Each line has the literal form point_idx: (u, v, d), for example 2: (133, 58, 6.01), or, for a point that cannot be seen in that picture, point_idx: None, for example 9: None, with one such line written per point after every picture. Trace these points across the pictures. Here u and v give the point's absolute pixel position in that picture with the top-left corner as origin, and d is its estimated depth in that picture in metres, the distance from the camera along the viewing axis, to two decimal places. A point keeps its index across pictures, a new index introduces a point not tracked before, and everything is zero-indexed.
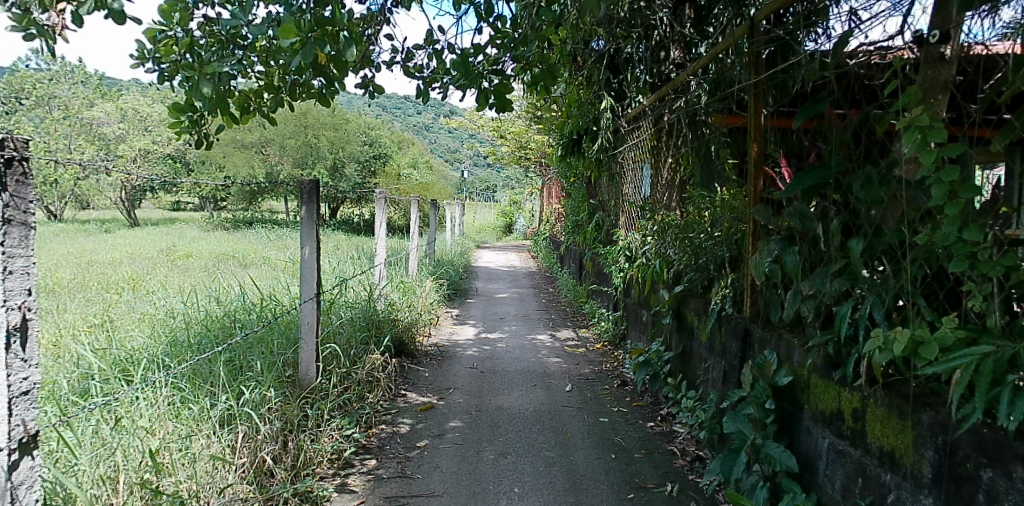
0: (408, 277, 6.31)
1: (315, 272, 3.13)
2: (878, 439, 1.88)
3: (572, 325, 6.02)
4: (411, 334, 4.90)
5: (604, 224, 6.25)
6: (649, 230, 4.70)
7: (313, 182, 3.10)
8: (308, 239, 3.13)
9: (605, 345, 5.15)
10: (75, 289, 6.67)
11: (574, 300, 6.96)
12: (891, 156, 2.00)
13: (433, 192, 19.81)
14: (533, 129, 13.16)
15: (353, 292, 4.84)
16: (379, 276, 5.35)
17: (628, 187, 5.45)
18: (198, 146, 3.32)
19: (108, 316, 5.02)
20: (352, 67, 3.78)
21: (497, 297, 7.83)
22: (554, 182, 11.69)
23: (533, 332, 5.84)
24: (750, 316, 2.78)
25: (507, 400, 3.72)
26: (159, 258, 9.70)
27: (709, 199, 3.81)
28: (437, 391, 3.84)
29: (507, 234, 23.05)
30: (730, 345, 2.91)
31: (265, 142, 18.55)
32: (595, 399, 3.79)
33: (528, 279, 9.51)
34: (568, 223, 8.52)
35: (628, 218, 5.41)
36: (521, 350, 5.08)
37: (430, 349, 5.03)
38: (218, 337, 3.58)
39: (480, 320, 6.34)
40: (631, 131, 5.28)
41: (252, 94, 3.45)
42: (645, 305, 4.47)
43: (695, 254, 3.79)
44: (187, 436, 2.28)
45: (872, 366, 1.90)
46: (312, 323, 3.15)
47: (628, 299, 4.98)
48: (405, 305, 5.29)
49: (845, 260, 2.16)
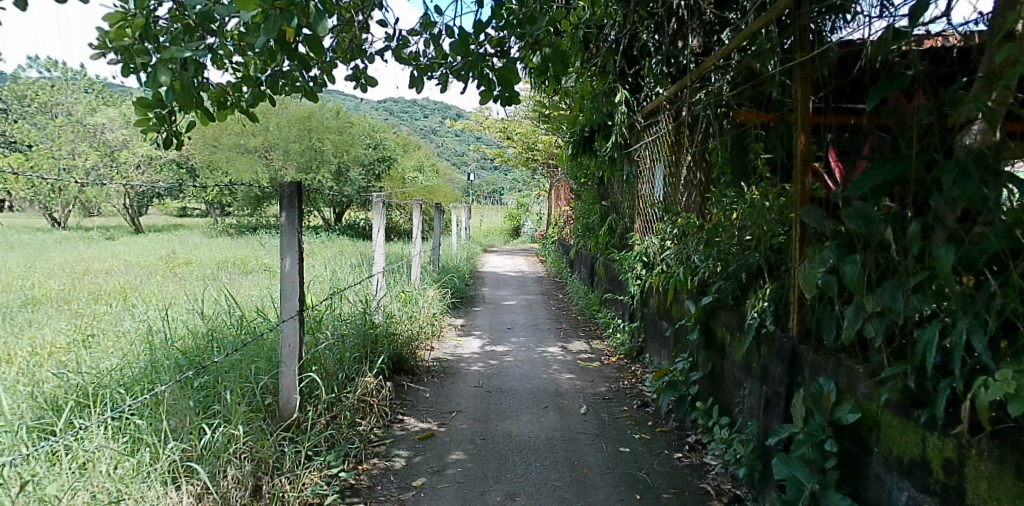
0: (411, 286, 5.95)
1: (300, 286, 2.77)
2: (984, 502, 1.49)
3: (584, 336, 5.63)
4: (412, 349, 4.53)
5: (618, 228, 5.86)
6: (669, 234, 4.32)
7: (296, 185, 2.75)
8: (288, 250, 2.75)
9: (621, 358, 4.77)
10: (64, 301, 6.35)
11: (586, 308, 6.57)
12: (991, 142, 1.61)
13: (439, 196, 19.46)
14: (541, 129, 12.80)
15: (347, 304, 4.48)
16: (377, 285, 4.98)
17: (645, 188, 5.06)
18: (167, 146, 2.94)
19: (88, 332, 4.66)
20: (341, 57, 3.41)
21: (505, 305, 7.45)
22: (564, 184, 11.29)
23: (544, 344, 5.46)
24: (797, 336, 2.40)
25: (516, 426, 3.34)
26: (155, 266, 9.37)
27: (740, 199, 3.42)
28: (438, 416, 3.47)
29: (515, 238, 22.67)
30: (774, 368, 2.53)
31: (269, 147, 18.28)
32: (613, 424, 3.40)
33: (536, 285, 9.12)
34: (578, 227, 8.13)
35: (645, 221, 5.03)
36: (531, 365, 4.70)
37: (432, 364, 4.66)
38: (194, 359, 3.22)
39: (487, 331, 5.95)
40: (648, 128, 4.89)
41: (230, 88, 3.07)
42: (666, 316, 4.08)
43: (724, 262, 3.40)
44: (118, 500, 1.96)
45: (977, 409, 1.51)
46: (295, 343, 2.78)
47: (646, 309, 4.59)
48: (405, 317, 4.92)
49: (927, 273, 1.78)
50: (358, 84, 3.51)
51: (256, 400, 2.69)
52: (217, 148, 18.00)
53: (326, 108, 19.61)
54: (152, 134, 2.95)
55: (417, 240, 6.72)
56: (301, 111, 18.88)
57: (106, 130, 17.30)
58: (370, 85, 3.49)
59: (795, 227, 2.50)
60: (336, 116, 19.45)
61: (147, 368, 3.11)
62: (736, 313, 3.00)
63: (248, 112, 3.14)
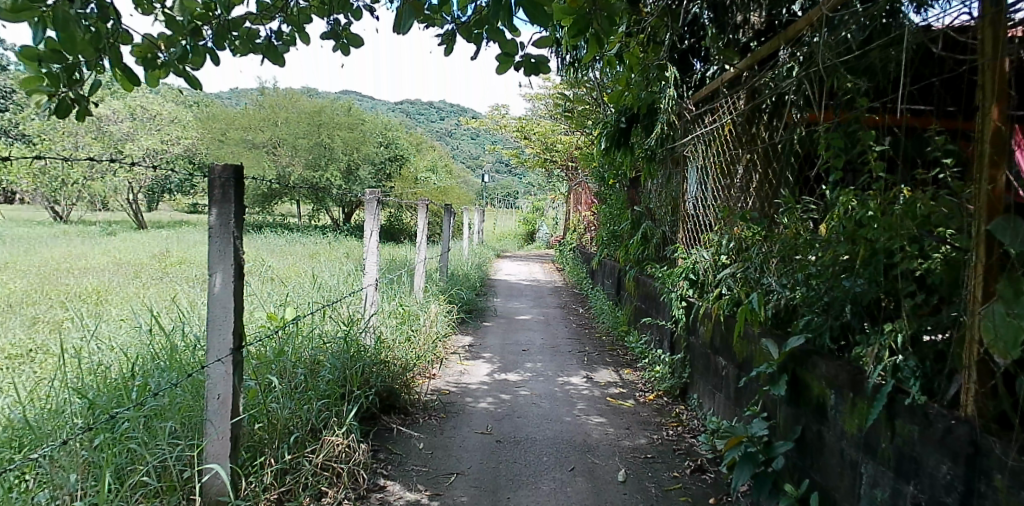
0: (412, 300, 5.12)
1: (238, 308, 1.97)
2: None
3: (611, 363, 4.80)
4: (406, 381, 3.71)
5: (654, 237, 5.00)
6: (726, 248, 3.48)
7: (234, 169, 1.93)
8: (220, 262, 1.93)
9: (660, 397, 3.92)
10: (20, 305, 5.56)
11: (611, 328, 5.73)
12: None
13: (451, 197, 18.68)
14: (561, 128, 11.99)
15: (326, 328, 3.66)
16: (370, 300, 4.11)
17: (690, 190, 4.20)
18: (67, 113, 2.18)
19: (17, 349, 3.85)
20: (316, 8, 2.63)
21: (519, 320, 6.63)
22: (585, 186, 10.48)
23: (565, 371, 4.64)
24: (979, 418, 1.58)
25: (533, 501, 2.52)
26: (143, 263, 8.60)
27: (844, 204, 2.55)
28: (431, 481, 2.65)
29: (529, 243, 21.86)
30: (932, 461, 1.69)
31: (276, 143, 17.65)
32: (663, 501, 2.56)
33: (554, 297, 8.25)
34: (602, 233, 7.28)
35: (690, 230, 4.19)
36: (551, 402, 3.86)
37: (431, 397, 3.84)
38: (111, 402, 2.43)
39: (498, 354, 5.10)
40: (700, 118, 3.97)
41: (162, 41, 2.31)
42: (724, 352, 3.23)
43: (815, 288, 2.54)
44: None
45: None
46: (227, 393, 1.98)
47: (694, 338, 3.73)
48: (400, 339, 4.09)
49: None
50: (336, 45, 2.80)
51: (168, 475, 2.02)
52: (225, 144, 17.67)
53: (336, 104, 18.93)
54: (41, 96, 2.17)
55: (421, 245, 5.88)
56: (310, 106, 18.22)
57: (111, 122, 16.52)
58: (353, 46, 2.80)
59: (973, 253, 1.66)
60: (347, 113, 18.89)
61: (42, 418, 2.32)
62: (846, 366, 2.16)
63: (187, 75, 2.39)
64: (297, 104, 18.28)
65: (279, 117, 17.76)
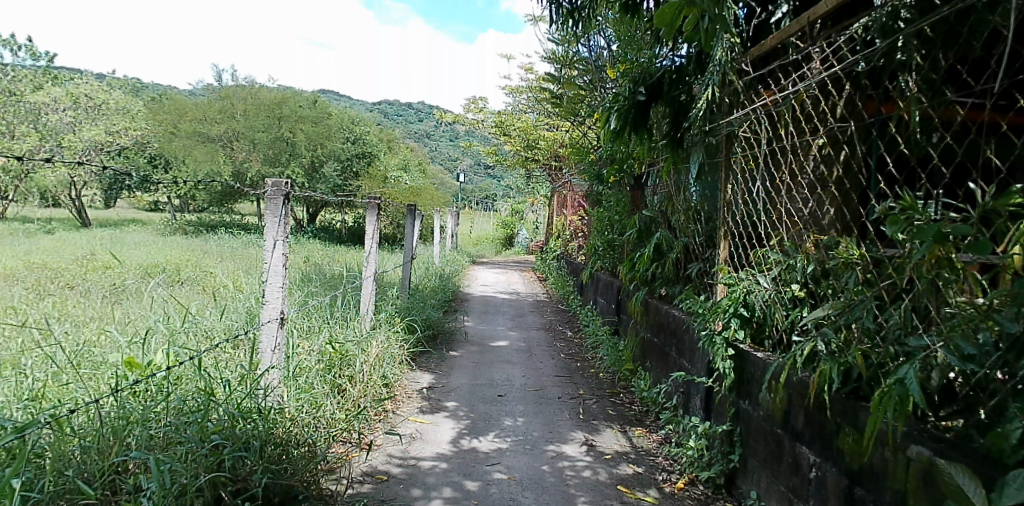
0: (352, 331, 3.84)
1: None
2: None
3: (616, 420, 3.58)
4: (316, 471, 2.43)
5: (672, 252, 3.80)
6: (808, 276, 2.27)
7: None
8: None
9: (694, 488, 2.69)
10: None
11: (611, 365, 4.50)
12: None
13: (424, 199, 17.29)
14: (546, 123, 10.78)
15: (192, 395, 2.37)
16: (270, 344, 2.74)
17: (733, 191, 2.98)
18: None
19: None
20: None
21: (494, 347, 5.38)
22: (573, 188, 9.29)
23: (554, 431, 3.39)
24: None
25: None
26: (55, 266, 7.07)
27: None
28: None
29: (507, 249, 20.39)
30: None
31: (232, 136, 16.20)
32: None
33: (536, 316, 6.99)
34: (596, 241, 6.06)
35: (735, 243, 2.98)
36: (537, 496, 2.61)
37: (357, 488, 2.58)
38: None
39: (465, 402, 3.83)
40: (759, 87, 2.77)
41: None
42: (817, 443, 2.05)
43: None
44: None
45: None
46: None
47: (750, 406, 2.54)
48: (316, 401, 2.82)
49: None
50: None
51: None
52: (176, 136, 16.09)
53: (301, 96, 17.52)
54: None
55: (371, 254, 4.59)
56: (272, 97, 16.79)
57: (51, 110, 14.90)
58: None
59: None
60: (311, 107, 17.53)
61: None
62: None
63: None
64: (257, 95, 16.84)
65: (237, 109, 16.31)
